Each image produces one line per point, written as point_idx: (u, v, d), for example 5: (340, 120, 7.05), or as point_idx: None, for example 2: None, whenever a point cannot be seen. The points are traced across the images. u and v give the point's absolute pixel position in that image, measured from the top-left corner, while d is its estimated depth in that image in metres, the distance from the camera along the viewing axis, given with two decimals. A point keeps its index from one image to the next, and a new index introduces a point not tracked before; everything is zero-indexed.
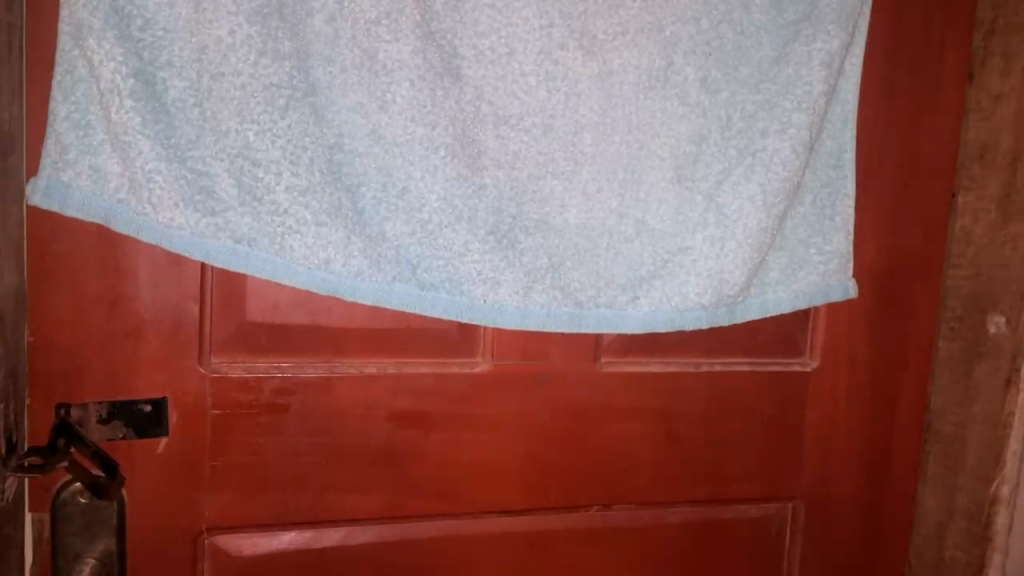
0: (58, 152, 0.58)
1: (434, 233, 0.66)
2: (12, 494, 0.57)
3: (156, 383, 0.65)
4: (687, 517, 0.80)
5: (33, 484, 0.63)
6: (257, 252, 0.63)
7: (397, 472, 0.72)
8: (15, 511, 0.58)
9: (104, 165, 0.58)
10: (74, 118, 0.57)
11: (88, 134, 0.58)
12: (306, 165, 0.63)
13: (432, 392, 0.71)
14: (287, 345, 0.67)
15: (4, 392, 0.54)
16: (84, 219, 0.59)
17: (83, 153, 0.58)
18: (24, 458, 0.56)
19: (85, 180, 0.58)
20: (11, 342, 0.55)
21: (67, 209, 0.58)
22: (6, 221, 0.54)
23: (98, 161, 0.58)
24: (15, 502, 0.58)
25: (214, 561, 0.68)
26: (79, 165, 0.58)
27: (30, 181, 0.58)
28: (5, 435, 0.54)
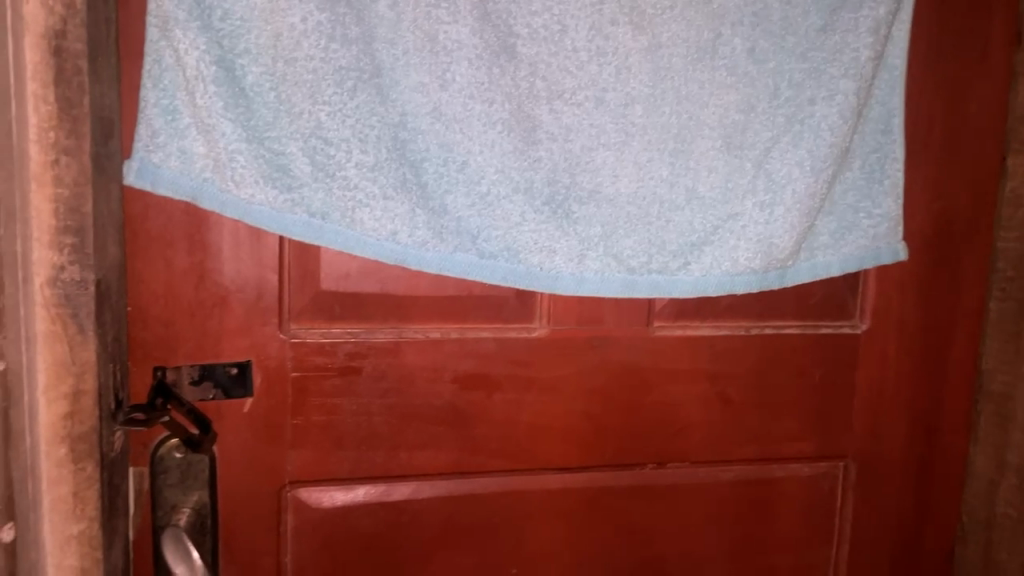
0: (149, 136, 0.63)
1: (493, 204, 0.70)
2: (119, 448, 0.62)
3: (241, 348, 0.70)
4: (740, 475, 0.83)
5: (134, 443, 0.69)
6: (329, 225, 0.67)
7: (462, 431, 0.76)
8: (121, 464, 0.63)
9: (191, 147, 0.63)
10: (163, 104, 0.62)
11: (175, 118, 0.63)
12: (374, 143, 0.67)
13: (494, 356, 0.76)
14: (359, 312, 0.72)
15: (111, 354, 0.59)
16: (174, 196, 0.65)
17: (172, 136, 0.63)
18: (130, 413, 0.61)
19: (174, 161, 0.63)
20: (116, 310, 0.61)
21: (158, 188, 0.64)
22: (110, 200, 0.59)
23: (185, 143, 0.63)
24: (123, 455, 0.64)
25: (297, 513, 0.74)
26: (168, 147, 0.63)
27: (126, 163, 0.63)
28: (113, 393, 0.60)
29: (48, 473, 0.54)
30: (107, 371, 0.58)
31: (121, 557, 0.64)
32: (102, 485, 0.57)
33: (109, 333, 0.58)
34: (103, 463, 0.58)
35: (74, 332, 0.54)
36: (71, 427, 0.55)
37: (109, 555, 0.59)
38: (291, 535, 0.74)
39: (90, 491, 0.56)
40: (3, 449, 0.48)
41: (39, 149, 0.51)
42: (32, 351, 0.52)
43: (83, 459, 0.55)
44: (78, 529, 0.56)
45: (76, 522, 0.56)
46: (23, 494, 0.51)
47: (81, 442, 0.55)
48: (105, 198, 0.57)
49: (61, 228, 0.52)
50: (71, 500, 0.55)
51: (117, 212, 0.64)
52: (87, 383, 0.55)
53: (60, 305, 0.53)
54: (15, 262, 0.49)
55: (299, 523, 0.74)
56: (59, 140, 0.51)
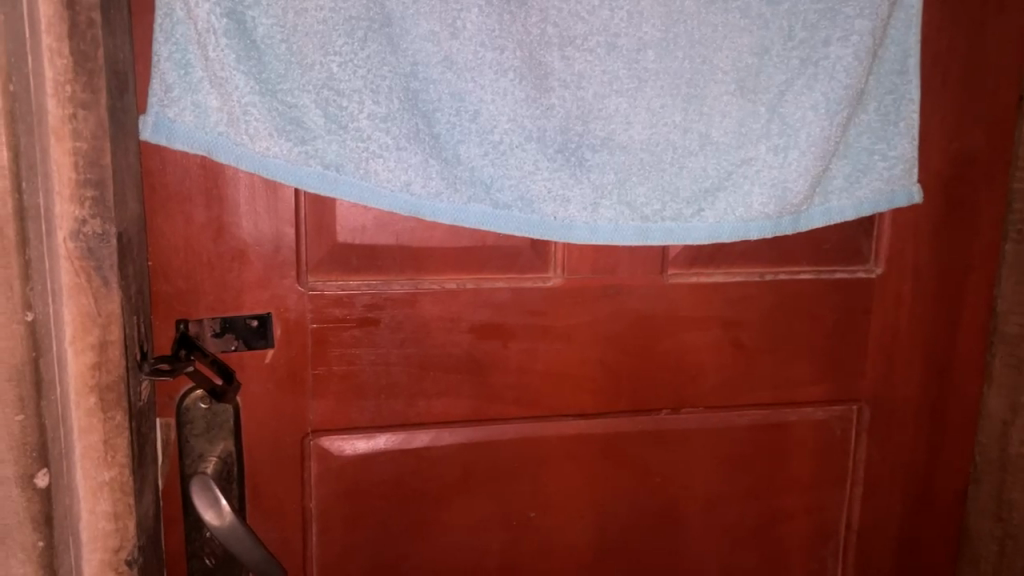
0: (163, 91, 0.64)
1: (506, 153, 0.70)
2: (146, 398, 0.62)
3: (261, 301, 0.72)
4: (755, 420, 0.84)
5: (160, 394, 0.71)
6: (343, 177, 0.68)
7: (480, 379, 0.77)
8: (150, 415, 0.64)
9: (204, 101, 0.65)
10: (175, 59, 0.63)
11: (188, 73, 0.64)
12: (386, 93, 0.67)
13: (509, 305, 0.76)
14: (375, 264, 0.73)
15: (135, 306, 0.59)
16: (190, 151, 0.66)
17: (185, 91, 0.64)
18: (156, 363, 0.61)
19: (189, 116, 0.65)
20: (139, 263, 0.62)
21: (174, 143, 0.65)
22: (129, 154, 0.59)
23: (199, 97, 0.64)
24: (150, 405, 0.64)
25: (321, 461, 0.76)
26: (182, 101, 0.64)
27: (142, 118, 0.64)
28: (139, 344, 0.61)
29: (79, 422, 0.55)
30: (132, 323, 0.59)
31: (153, 504, 0.65)
32: (132, 433, 0.58)
33: (133, 285, 0.59)
34: (133, 412, 0.58)
35: (99, 284, 0.55)
36: (99, 376, 0.56)
37: (141, 503, 0.60)
38: (315, 482, 0.76)
39: (121, 440, 0.57)
40: (35, 396, 0.49)
41: (57, 104, 0.51)
42: (58, 304, 0.53)
43: (112, 409, 0.56)
44: (110, 476, 0.57)
45: (107, 469, 0.57)
46: (56, 441, 0.52)
47: (110, 392, 0.56)
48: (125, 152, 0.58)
49: (81, 181, 0.53)
50: (101, 448, 0.56)
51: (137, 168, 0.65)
52: (114, 334, 0.56)
53: (83, 257, 0.54)
54: (39, 215, 0.50)
55: (323, 471, 0.76)
56: (75, 94, 0.52)
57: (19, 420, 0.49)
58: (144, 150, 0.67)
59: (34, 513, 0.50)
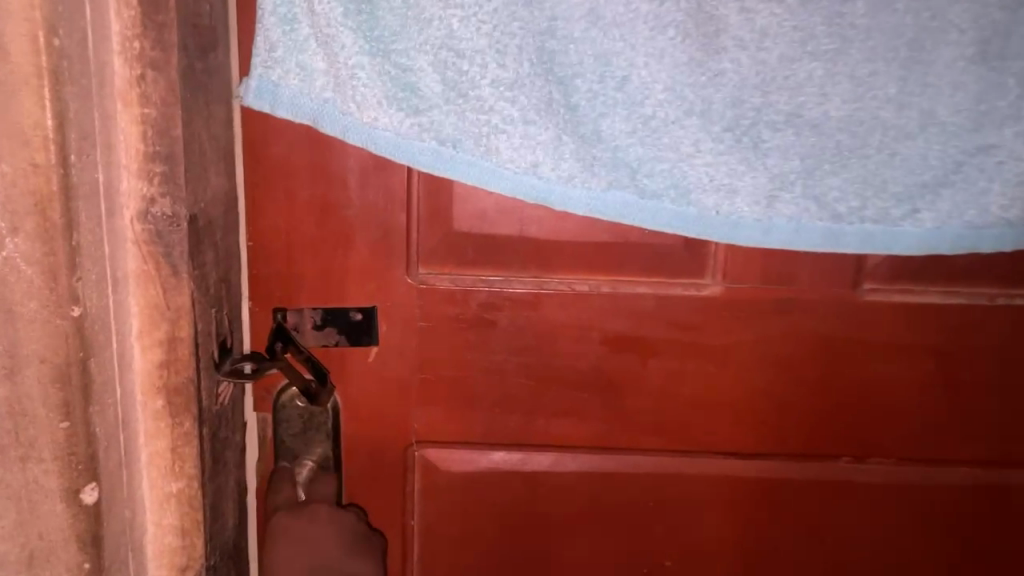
0: (266, 51, 0.56)
1: (659, 131, 0.57)
2: (230, 401, 0.56)
3: (366, 291, 0.63)
4: (963, 479, 0.66)
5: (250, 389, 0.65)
6: (461, 155, 0.58)
7: (611, 400, 0.65)
8: (233, 417, 0.57)
9: (310, 63, 0.56)
10: (281, 12, 0.55)
11: (293, 29, 0.56)
12: (517, 55, 0.55)
13: (652, 316, 0.63)
14: (494, 258, 0.63)
15: (215, 297, 0.52)
16: (294, 119, 0.58)
17: (290, 50, 0.56)
18: (238, 362, 0.53)
19: (292, 79, 0.56)
20: (226, 245, 0.55)
21: (276, 111, 0.57)
22: (215, 121, 0.52)
23: (304, 58, 0.56)
24: (234, 405, 0.57)
25: (424, 473, 0.68)
26: (286, 62, 0.56)
27: (244, 81, 0.57)
28: (218, 339, 0.53)
29: (146, 426, 0.49)
30: (209, 316, 0.52)
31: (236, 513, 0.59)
32: (203, 442, 0.51)
33: (211, 273, 0.52)
34: (205, 418, 0.51)
35: (167, 273, 0.47)
36: (167, 377, 0.49)
37: (215, 517, 0.54)
38: (418, 495, 0.68)
39: (189, 448, 0.50)
40: (83, 402, 0.43)
41: (123, 64, 0.44)
42: (121, 293, 0.46)
43: (182, 414, 0.49)
44: (177, 488, 0.50)
45: (175, 479, 0.50)
46: (111, 450, 0.46)
47: (178, 394, 0.49)
48: (211, 119, 0.51)
49: (150, 154, 0.46)
50: (169, 456, 0.50)
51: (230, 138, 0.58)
52: (183, 330, 0.48)
53: (151, 242, 0.47)
54: (94, 192, 0.43)
55: (428, 484, 0.68)
56: (144, 52, 0.44)
57: (65, 428, 0.43)
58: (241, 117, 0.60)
59: (79, 531, 0.45)
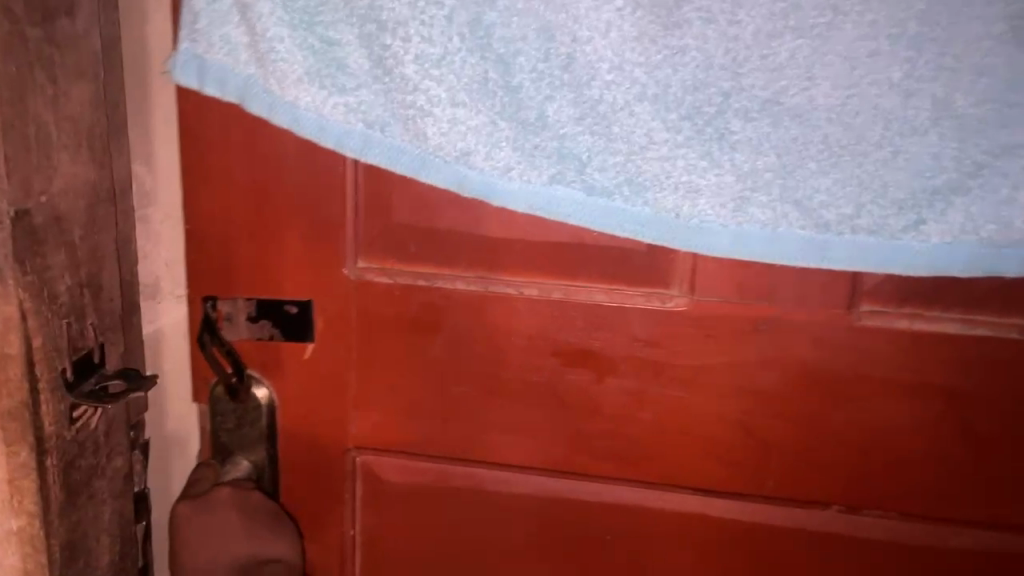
0: (191, 21, 0.51)
1: (608, 118, 0.49)
2: (102, 422, 0.52)
3: (301, 284, 0.58)
4: (981, 542, 0.56)
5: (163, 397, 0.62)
6: (388, 138, 0.51)
7: (565, 419, 0.58)
8: (106, 440, 0.53)
9: (235, 36, 0.51)
10: None
11: None
12: (444, 27, 0.48)
13: (609, 328, 0.56)
14: (437, 254, 0.57)
15: (70, 305, 0.48)
16: (225, 98, 0.53)
17: (214, 21, 0.51)
18: (86, 388, 0.49)
19: (219, 53, 0.51)
20: (90, 242, 0.49)
21: (205, 88, 0.52)
22: (70, 98, 0.46)
23: (229, 30, 0.51)
24: (110, 424, 0.53)
25: (366, 482, 0.63)
26: (210, 35, 0.51)
27: (171, 55, 0.52)
28: (71, 355, 0.49)
29: None
30: (58, 327, 0.47)
31: (116, 535, 0.56)
32: (46, 474, 0.48)
33: (60, 280, 0.47)
34: (50, 446, 0.48)
35: None
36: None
37: (74, 557, 0.52)
38: (360, 505, 0.64)
39: (27, 481, 0.48)
40: None
41: None
42: None
43: (17, 443, 0.47)
44: (18, 525, 0.49)
45: (14, 516, 0.48)
46: None
47: (11, 420, 0.47)
48: (65, 101, 0.46)
49: None
50: (6, 488, 0.48)
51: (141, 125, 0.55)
52: (13, 347, 0.46)
53: None
54: None
55: (370, 494, 0.63)
56: None
57: None
58: (156, 101, 0.55)
59: None
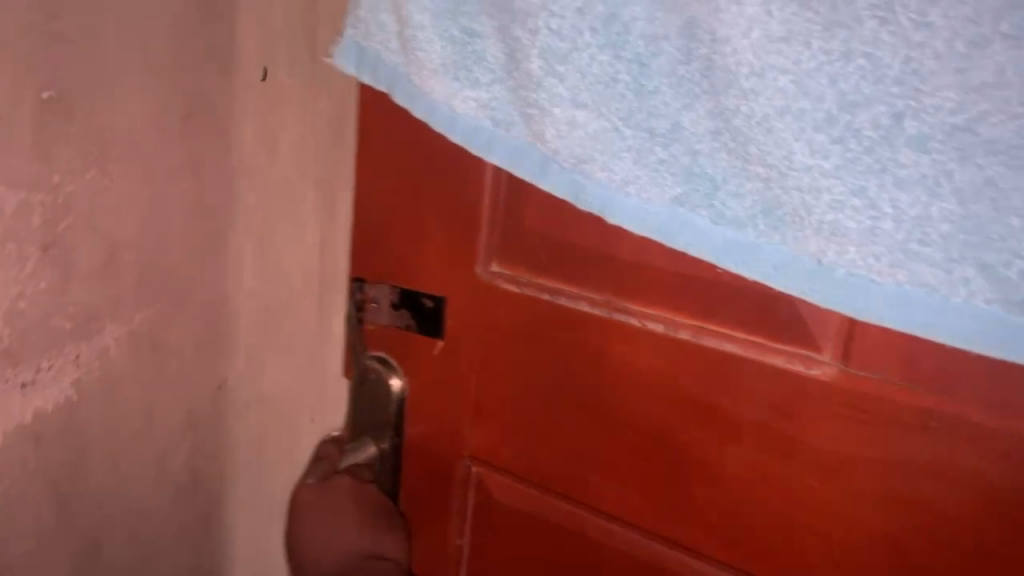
0: (355, 9, 0.54)
1: (743, 133, 0.41)
2: None
3: (438, 278, 0.58)
4: None
5: (84, 449, 0.59)
6: (513, 137, 0.50)
7: (677, 479, 0.50)
8: None
9: (388, 24, 0.52)
10: None
11: None
12: (575, 20, 0.45)
13: (737, 385, 0.47)
14: (564, 268, 0.52)
15: None
16: (377, 86, 0.55)
17: (374, 8, 0.53)
18: None
19: (376, 40, 0.53)
20: None
21: (362, 75, 0.55)
22: None
23: (384, 18, 0.53)
24: None
25: (478, 492, 0.61)
26: (370, 21, 0.53)
27: (338, 41, 0.55)
28: None
29: None
30: None
31: None
32: None
33: None
34: None
35: None
36: None
37: None
38: (470, 514, 0.62)
39: None
40: None
41: None
42: None
43: None
44: None
45: None
46: None
47: None
48: None
49: None
50: None
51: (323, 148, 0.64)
52: None
53: None
54: None
55: (480, 506, 0.61)
56: None
57: None
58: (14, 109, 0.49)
59: None
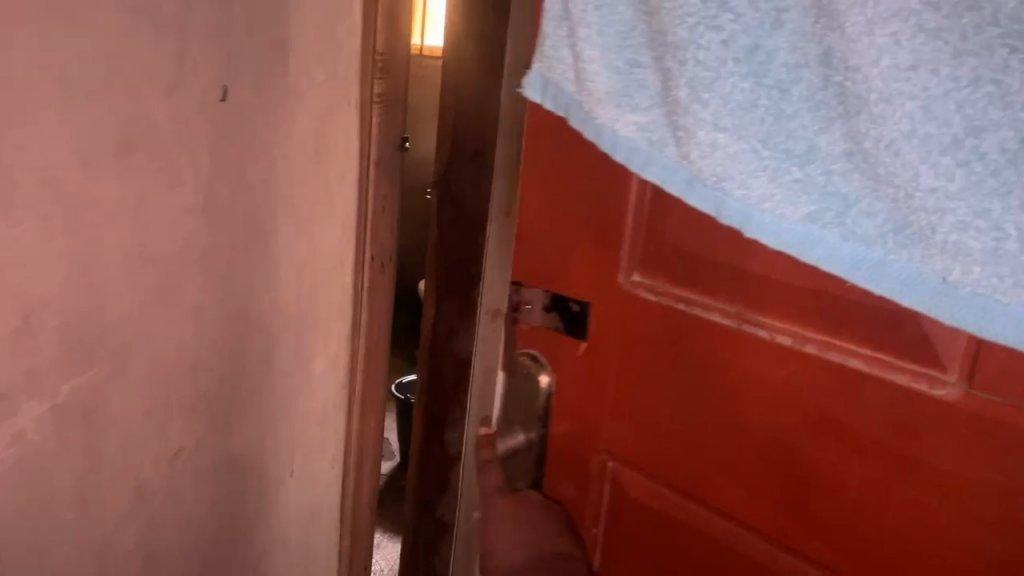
0: (541, 45, 0.60)
1: (875, 155, 0.42)
2: None
3: (584, 285, 0.63)
4: None
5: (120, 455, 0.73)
6: (662, 158, 0.53)
7: (799, 488, 0.52)
8: None
9: (565, 59, 0.58)
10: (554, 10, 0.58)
11: (560, 26, 0.58)
12: (719, 51, 0.48)
13: (859, 401, 0.48)
14: (700, 279, 0.56)
15: None
16: (558, 113, 0.61)
17: (555, 45, 0.59)
18: None
19: (556, 71, 0.59)
20: None
21: (544, 102, 0.61)
22: None
23: (560, 53, 0.59)
24: None
25: (613, 486, 0.65)
26: (552, 56, 0.59)
27: (528, 73, 0.62)
28: None
29: None
30: None
31: None
32: None
33: None
34: None
35: None
36: None
37: None
38: (605, 506, 0.66)
39: None
40: None
41: None
42: None
43: None
44: None
45: None
46: None
47: None
48: None
49: None
50: None
51: (478, 129, 0.89)
52: None
53: None
54: None
55: (615, 499, 0.65)
56: None
57: None
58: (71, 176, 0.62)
59: None
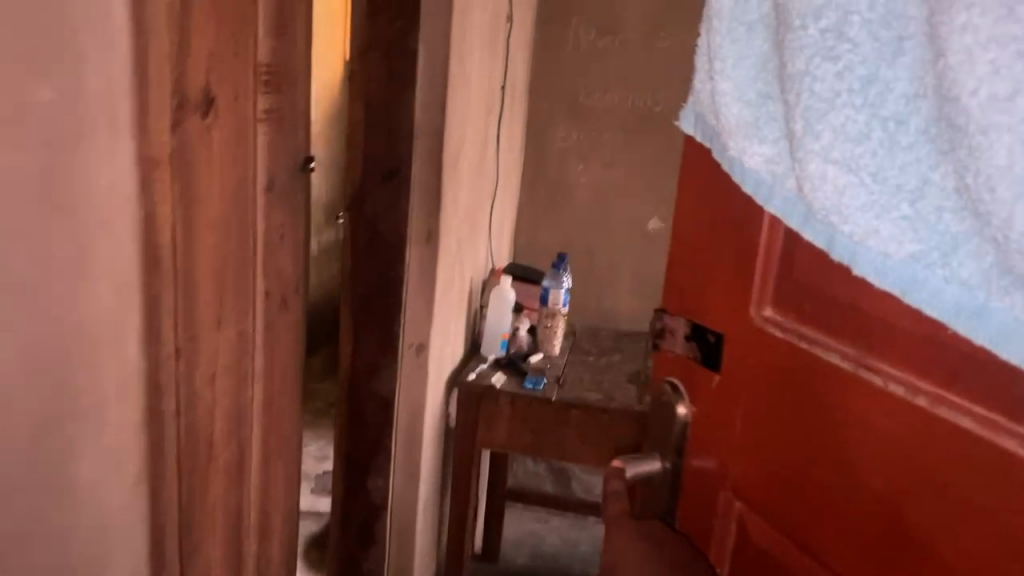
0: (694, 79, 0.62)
1: (975, 192, 0.39)
2: None
3: (721, 316, 0.63)
4: None
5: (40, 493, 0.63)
6: (786, 190, 0.53)
7: (901, 550, 0.48)
8: None
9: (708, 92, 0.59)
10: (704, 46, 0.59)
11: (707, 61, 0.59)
12: (834, 82, 0.46)
13: (965, 462, 0.44)
14: (825, 317, 0.54)
15: None
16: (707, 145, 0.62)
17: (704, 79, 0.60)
18: None
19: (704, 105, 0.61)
20: None
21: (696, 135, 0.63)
22: None
23: (707, 87, 0.60)
24: None
25: (738, 529, 0.63)
26: (701, 89, 0.61)
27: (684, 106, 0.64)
28: None
29: None
30: None
31: None
32: None
33: None
34: None
35: None
36: None
37: None
38: (728, 547, 0.65)
39: None
40: None
41: None
42: None
43: None
44: None
45: None
46: None
47: None
48: None
49: None
50: None
51: (392, 158, 1.25)
52: None
53: None
54: None
55: (738, 542, 0.63)
56: None
57: None
58: None
59: None
